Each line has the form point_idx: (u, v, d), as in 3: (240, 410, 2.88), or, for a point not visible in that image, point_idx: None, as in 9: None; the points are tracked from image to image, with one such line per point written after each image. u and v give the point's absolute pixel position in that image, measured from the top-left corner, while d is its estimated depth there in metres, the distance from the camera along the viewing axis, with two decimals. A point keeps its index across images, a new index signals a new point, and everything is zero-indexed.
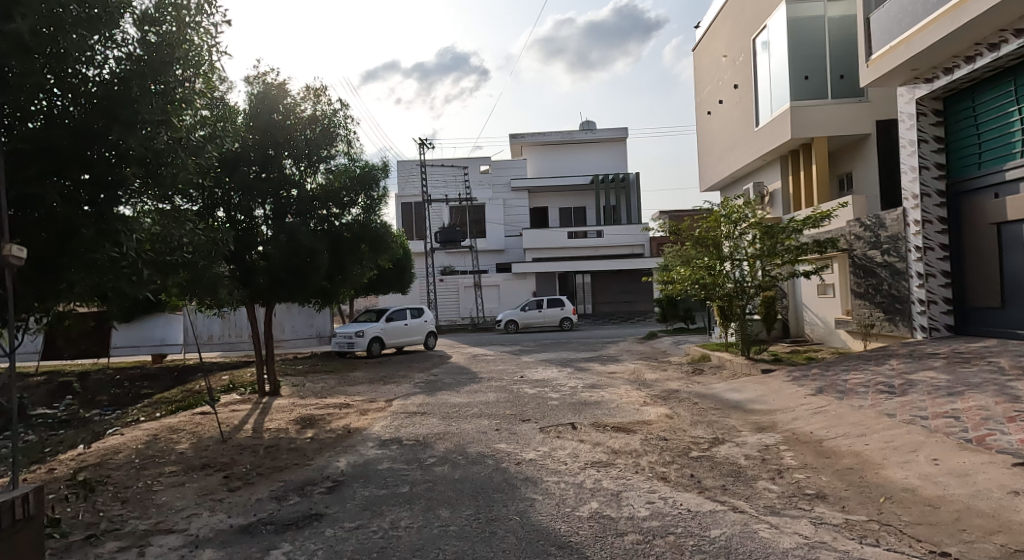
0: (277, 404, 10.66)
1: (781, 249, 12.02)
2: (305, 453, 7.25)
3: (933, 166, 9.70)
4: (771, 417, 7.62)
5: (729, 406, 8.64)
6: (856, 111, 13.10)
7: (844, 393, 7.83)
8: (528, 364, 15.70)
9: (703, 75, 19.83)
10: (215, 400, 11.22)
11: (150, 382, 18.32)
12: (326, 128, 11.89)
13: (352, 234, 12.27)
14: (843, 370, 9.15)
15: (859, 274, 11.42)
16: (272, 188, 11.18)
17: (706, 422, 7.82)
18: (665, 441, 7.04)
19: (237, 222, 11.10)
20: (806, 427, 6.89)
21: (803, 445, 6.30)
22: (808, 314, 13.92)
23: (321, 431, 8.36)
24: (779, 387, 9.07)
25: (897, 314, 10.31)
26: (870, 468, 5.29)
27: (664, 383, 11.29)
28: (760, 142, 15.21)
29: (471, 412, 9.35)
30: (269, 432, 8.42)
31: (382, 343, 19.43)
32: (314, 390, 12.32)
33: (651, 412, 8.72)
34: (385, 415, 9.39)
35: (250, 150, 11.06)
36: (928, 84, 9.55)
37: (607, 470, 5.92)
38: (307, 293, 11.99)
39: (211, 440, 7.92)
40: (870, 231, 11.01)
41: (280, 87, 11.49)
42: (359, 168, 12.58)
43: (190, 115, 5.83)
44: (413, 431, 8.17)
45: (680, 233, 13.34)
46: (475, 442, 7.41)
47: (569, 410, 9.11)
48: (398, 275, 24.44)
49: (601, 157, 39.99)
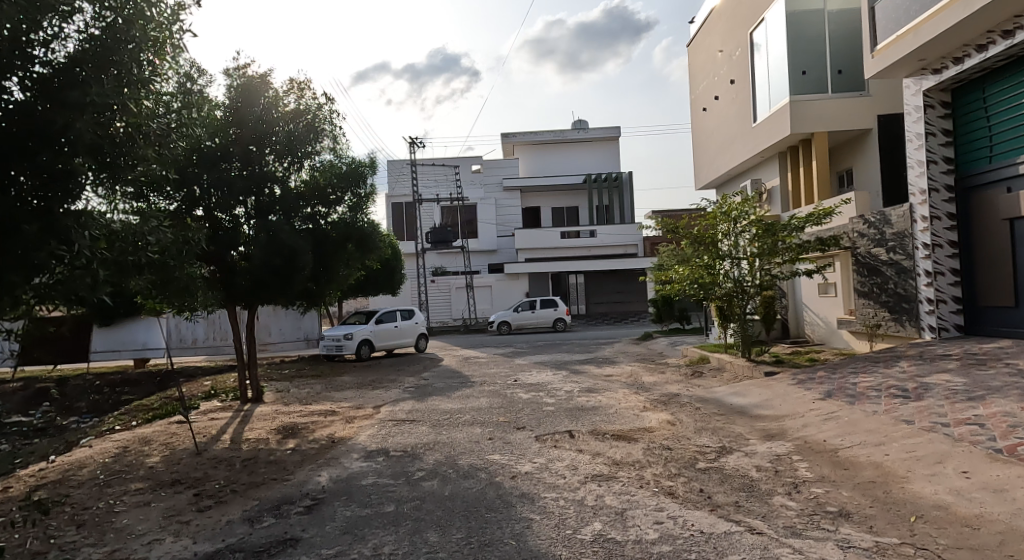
0: (259, 412, 10.19)
1: (780, 248, 11.66)
2: (285, 466, 6.78)
3: (941, 160, 9.34)
4: (780, 424, 7.21)
5: (734, 411, 8.23)
6: (856, 105, 12.77)
7: (856, 398, 7.44)
8: (522, 367, 15.25)
9: (698, 71, 19.48)
10: (193, 409, 10.70)
11: (131, 387, 17.78)
12: (312, 123, 11.39)
13: (339, 233, 11.83)
14: (852, 373, 8.77)
15: (863, 273, 11.07)
16: (253, 186, 10.72)
17: (712, 429, 7.41)
18: (669, 450, 6.62)
19: (218, 222, 10.64)
20: (818, 435, 6.49)
21: (817, 455, 5.90)
22: (808, 313, 13.60)
23: (304, 442, 7.89)
24: (785, 391, 8.67)
25: (903, 313, 9.96)
26: (894, 482, 4.89)
27: (664, 387, 10.88)
28: (757, 138, 14.89)
29: (464, 419, 8.91)
30: (248, 443, 7.93)
31: (372, 346, 18.90)
32: (299, 396, 11.83)
33: (652, 418, 8.30)
34: (372, 424, 8.92)
35: (230, 146, 10.57)
36: (936, 75, 9.19)
37: (609, 484, 5.50)
38: (291, 296, 11.53)
39: (185, 453, 7.42)
40: (874, 228, 10.66)
41: (262, 80, 11.00)
42: (345, 165, 12.17)
43: (152, 101, 5.34)
44: (401, 441, 7.71)
45: (678, 230, 12.89)
46: (467, 452, 6.97)
47: (567, 417, 8.67)
48: (387, 275, 24.02)
49: (595, 157, 39.69)
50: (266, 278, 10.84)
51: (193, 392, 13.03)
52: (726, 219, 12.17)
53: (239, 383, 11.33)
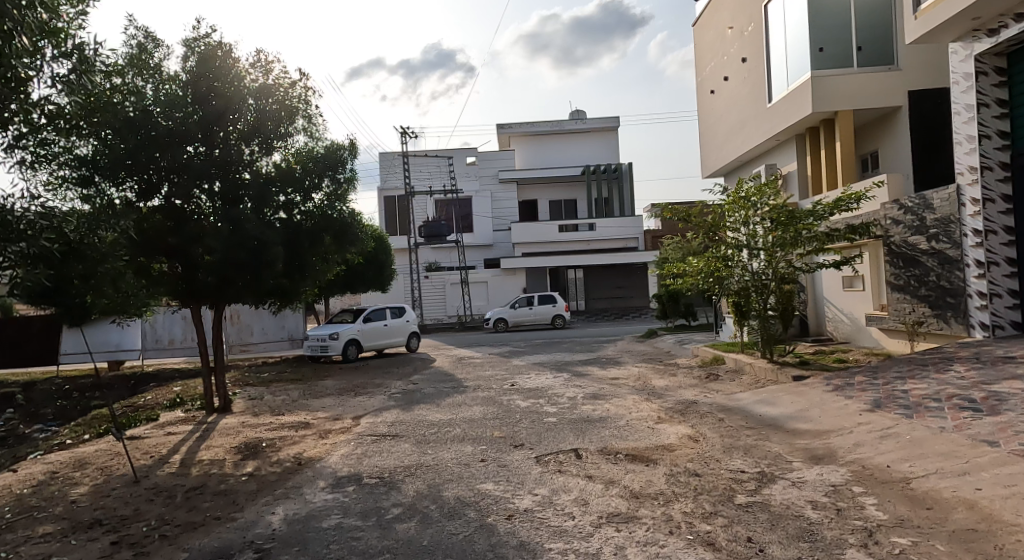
0: (222, 425, 9.04)
1: (803, 238, 10.54)
2: (234, 500, 5.62)
3: (995, 135, 8.23)
4: (825, 442, 6.08)
5: (765, 424, 7.11)
6: (885, 80, 11.63)
7: (914, 410, 6.30)
8: (520, 368, 14.11)
9: (705, 50, 18.32)
10: (149, 421, 9.55)
11: (102, 391, 16.54)
12: (281, 101, 10.25)
13: (314, 223, 10.63)
14: (897, 378, 7.65)
15: (898, 264, 9.96)
16: (215, 169, 9.62)
17: (744, 448, 6.27)
18: (697, 478, 5.47)
19: (178, 210, 9.60)
20: (878, 458, 5.36)
21: (884, 487, 4.75)
22: (830, 309, 12.54)
23: (265, 465, 6.73)
24: (822, 399, 7.54)
25: (948, 309, 8.84)
26: (1005, 532, 3.75)
27: (678, 393, 9.75)
28: (773, 119, 13.75)
29: (453, 433, 7.77)
30: (200, 466, 6.78)
31: (359, 346, 17.70)
32: (272, 405, 10.66)
33: (670, 433, 7.16)
34: (347, 440, 7.78)
35: (190, 125, 9.43)
36: (992, 36, 8.06)
37: (630, 530, 4.36)
38: (258, 294, 10.39)
39: (121, 481, 6.25)
40: (912, 213, 9.53)
41: (224, 50, 9.77)
42: (322, 148, 10.93)
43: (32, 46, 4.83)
44: (377, 463, 6.56)
45: (689, 219, 11.87)
46: (455, 479, 5.84)
47: (571, 431, 7.52)
48: (374, 269, 23.25)
49: (594, 148, 38.46)
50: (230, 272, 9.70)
51: (156, 399, 11.85)
52: (745, 205, 10.99)
53: (205, 390, 10.22)
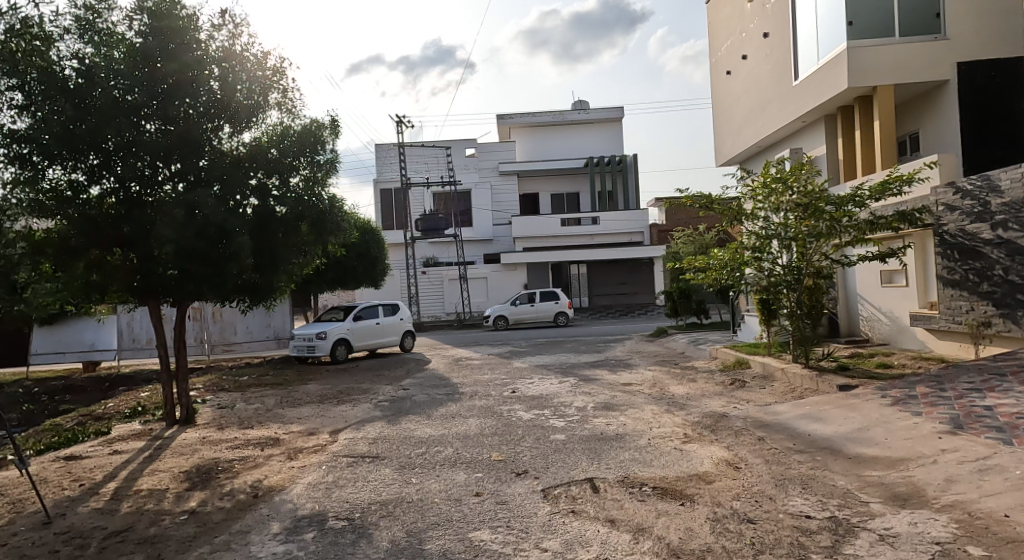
0: (178, 442, 7.81)
1: (840, 228, 9.34)
2: (158, 552, 4.40)
3: None
4: (904, 476, 4.86)
5: (818, 447, 5.91)
6: (929, 52, 10.41)
7: (1009, 434, 5.11)
8: (521, 372, 12.88)
9: (721, 28, 17.01)
10: (97, 437, 8.31)
11: (72, 395, 15.31)
12: (250, 72, 9.02)
13: (290, 210, 9.36)
14: (971, 391, 6.43)
15: (954, 257, 8.79)
16: (174, 149, 8.39)
17: (801, 482, 5.04)
18: (752, 527, 4.26)
19: (131, 194, 8.31)
20: (987, 502, 4.15)
21: (1013, 549, 3.53)
22: (866, 308, 11.34)
23: (211, 498, 5.51)
24: (881, 416, 6.34)
25: (1020, 308, 7.63)
26: None
27: (702, 403, 8.52)
28: (801, 99, 12.51)
29: (444, 454, 6.59)
30: (132, 500, 5.56)
31: (349, 347, 16.50)
32: (242, 416, 9.40)
33: (703, 458, 5.95)
34: (319, 462, 6.57)
35: (142, 96, 8.14)
36: None
37: None
38: (223, 291, 9.15)
39: (27, 523, 5.02)
40: (973, 197, 8.33)
41: (182, 10, 8.49)
42: (298, 126, 9.69)
43: None
44: (348, 497, 5.35)
45: (712, 207, 10.65)
46: (441, 523, 4.64)
47: (584, 454, 6.32)
48: (367, 265, 22.17)
49: (598, 140, 37.15)
50: (191, 266, 8.42)
51: (115, 408, 10.58)
52: (778, 190, 9.65)
53: (165, 399, 8.98)
